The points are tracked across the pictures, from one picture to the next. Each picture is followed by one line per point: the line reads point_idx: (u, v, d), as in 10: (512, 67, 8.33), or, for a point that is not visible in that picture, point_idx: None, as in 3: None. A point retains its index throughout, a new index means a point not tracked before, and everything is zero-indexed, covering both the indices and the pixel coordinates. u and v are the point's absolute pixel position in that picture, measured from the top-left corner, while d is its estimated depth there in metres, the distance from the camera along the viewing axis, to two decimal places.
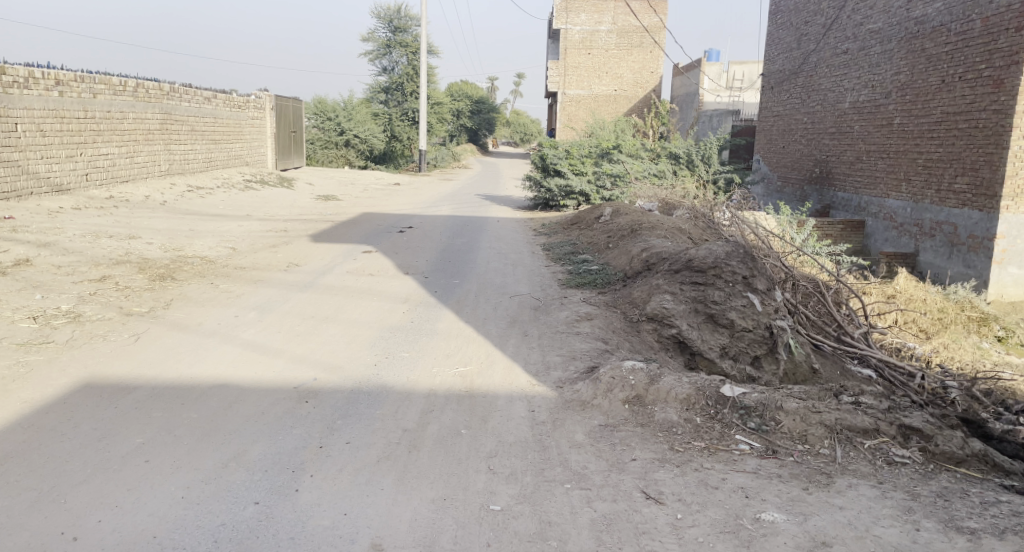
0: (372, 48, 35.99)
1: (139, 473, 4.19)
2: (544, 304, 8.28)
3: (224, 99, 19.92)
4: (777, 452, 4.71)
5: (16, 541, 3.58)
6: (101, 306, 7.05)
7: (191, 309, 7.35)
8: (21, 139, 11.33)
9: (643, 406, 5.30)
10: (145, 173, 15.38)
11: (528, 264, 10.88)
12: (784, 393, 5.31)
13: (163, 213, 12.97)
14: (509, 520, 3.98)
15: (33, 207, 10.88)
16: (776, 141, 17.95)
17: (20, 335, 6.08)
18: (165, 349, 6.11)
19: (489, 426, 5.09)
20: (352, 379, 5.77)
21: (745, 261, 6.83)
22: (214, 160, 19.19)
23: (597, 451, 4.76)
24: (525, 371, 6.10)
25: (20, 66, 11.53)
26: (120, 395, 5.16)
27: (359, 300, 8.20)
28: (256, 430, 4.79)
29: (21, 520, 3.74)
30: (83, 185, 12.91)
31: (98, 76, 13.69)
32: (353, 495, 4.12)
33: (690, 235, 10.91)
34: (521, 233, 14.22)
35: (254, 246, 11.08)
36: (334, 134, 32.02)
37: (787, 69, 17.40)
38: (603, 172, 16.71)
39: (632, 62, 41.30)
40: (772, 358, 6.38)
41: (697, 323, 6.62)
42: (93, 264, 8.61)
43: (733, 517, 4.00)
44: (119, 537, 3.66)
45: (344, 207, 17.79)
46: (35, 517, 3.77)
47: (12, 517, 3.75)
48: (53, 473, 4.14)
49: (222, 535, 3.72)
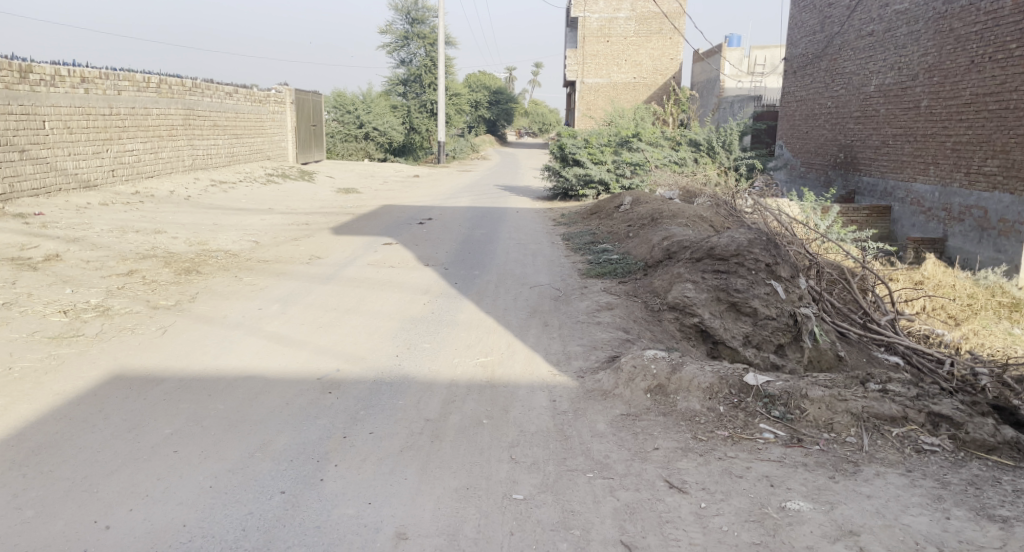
0: (390, 40, 35.92)
1: (169, 463, 4.24)
2: (564, 294, 8.25)
3: (245, 94, 20.03)
4: (803, 440, 4.65)
5: (51, 530, 3.64)
6: (129, 300, 7.14)
7: (216, 301, 7.43)
8: (49, 137, 11.50)
9: (665, 396, 5.27)
10: (169, 169, 15.53)
11: (548, 254, 10.84)
12: (809, 381, 5.23)
13: (187, 208, 13.11)
14: (532, 509, 3.98)
15: (61, 204, 11.04)
16: (799, 126, 17.71)
17: (51, 329, 6.18)
18: (192, 342, 6.17)
19: (510, 415, 5.08)
20: (374, 370, 5.80)
21: (769, 249, 6.78)
22: (236, 154, 19.33)
23: (619, 440, 4.74)
24: (546, 361, 6.10)
25: (47, 65, 11.68)
26: (149, 387, 5.23)
27: (381, 291, 8.24)
28: (282, 422, 4.82)
29: (55, 508, 3.80)
30: (109, 181, 13.08)
31: (123, 73, 13.83)
32: (377, 485, 4.15)
33: (712, 223, 10.81)
34: (539, 224, 14.18)
35: (277, 239, 11.17)
36: (353, 128, 32.13)
37: (810, 53, 17.12)
38: (623, 161, 16.61)
39: (652, 49, 40.95)
40: (797, 346, 6.30)
41: (719, 312, 6.58)
42: (120, 258, 8.73)
43: (757, 506, 3.97)
44: (150, 525, 3.71)
45: (364, 199, 17.90)
46: (69, 506, 3.83)
47: (47, 507, 3.81)
48: (86, 463, 4.20)
49: (250, 524, 3.76)
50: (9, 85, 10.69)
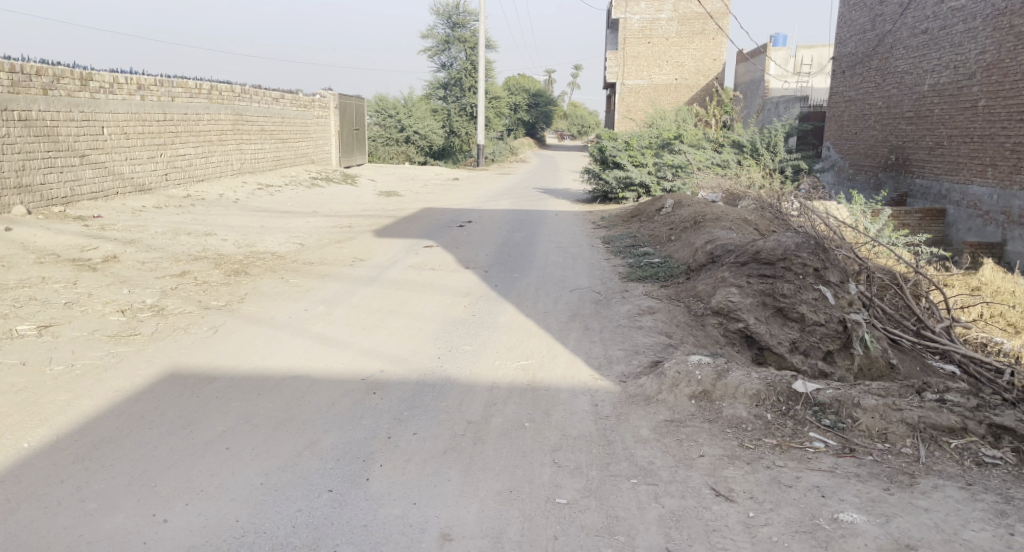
0: (431, 45, 36.20)
1: (222, 460, 4.33)
2: (605, 297, 8.20)
3: (291, 99, 20.41)
4: (855, 450, 4.54)
5: (113, 522, 3.74)
6: (182, 300, 7.32)
7: (264, 302, 7.57)
8: (107, 142, 11.86)
9: (710, 402, 5.20)
10: (219, 173, 15.89)
11: (588, 257, 10.80)
12: (861, 390, 5.11)
13: (236, 211, 13.40)
14: (576, 513, 3.96)
15: (118, 207, 11.38)
16: (848, 127, 17.34)
17: (110, 328, 6.36)
18: (242, 341, 6.29)
19: (552, 419, 5.07)
20: (417, 371, 5.84)
21: (818, 252, 6.58)
22: (282, 158, 19.71)
23: (664, 447, 4.69)
24: (587, 365, 6.07)
25: (106, 72, 12.02)
26: (202, 385, 5.35)
27: (422, 293, 8.30)
28: (329, 421, 4.89)
29: (116, 501, 3.90)
30: (162, 185, 13.45)
31: (176, 80, 14.20)
32: (422, 485, 4.17)
33: (756, 226, 10.65)
34: (579, 227, 14.15)
35: (322, 242, 11.35)
36: (394, 131, 32.50)
37: (859, 52, 16.76)
38: (664, 163, 16.55)
39: (694, 50, 40.57)
40: (846, 353, 6.20)
41: (765, 317, 6.47)
42: (174, 260, 8.95)
43: (808, 517, 3.88)
44: (205, 520, 3.78)
45: (405, 202, 18.09)
46: (129, 499, 3.93)
47: (108, 499, 3.92)
48: (144, 458, 4.31)
49: (300, 521, 3.82)
50: (70, 93, 11.04)
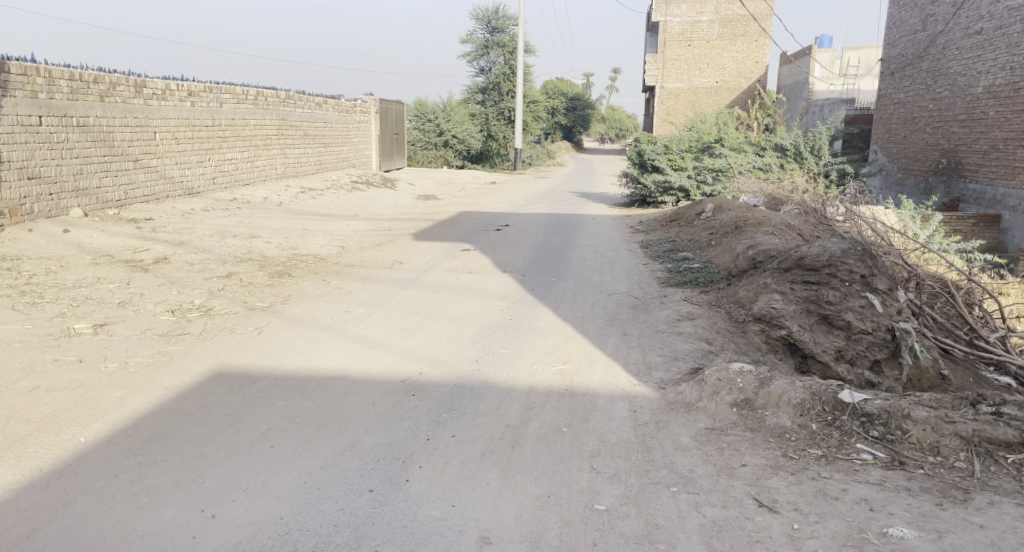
0: (471, 49, 36.40)
1: (266, 458, 4.39)
2: (643, 303, 8.13)
3: (333, 104, 20.71)
4: (905, 463, 4.42)
5: (164, 516, 3.81)
6: (228, 301, 7.46)
7: (307, 303, 7.68)
8: (159, 147, 12.17)
9: (752, 411, 5.12)
10: (264, 177, 16.20)
11: (626, 262, 10.74)
12: (912, 401, 4.97)
13: (279, 214, 13.64)
14: (615, 520, 3.93)
15: (169, 210, 11.67)
16: (896, 130, 16.95)
17: (160, 327, 6.52)
18: (286, 342, 6.39)
19: (590, 424, 5.04)
20: (455, 374, 5.86)
21: (865, 259, 6.46)
22: (324, 162, 20.00)
23: (705, 455, 4.63)
24: (625, 371, 6.02)
25: (158, 79, 12.31)
26: (247, 384, 5.44)
27: (460, 296, 8.33)
28: (369, 421, 4.93)
29: (166, 496, 3.98)
30: (210, 188, 13.76)
31: (224, 86, 14.50)
32: (460, 488, 4.18)
33: (800, 231, 10.47)
34: (617, 231, 14.07)
35: (362, 245, 11.48)
36: (433, 136, 32.74)
37: (909, 54, 16.37)
38: (704, 167, 16.25)
39: (736, 52, 40.09)
40: (895, 363, 6.03)
41: (809, 324, 6.34)
42: (220, 261, 9.14)
43: (855, 530, 3.79)
44: (251, 517, 3.84)
45: (443, 206, 18.19)
46: (178, 494, 4.00)
47: (159, 494, 4.00)
48: (192, 455, 4.39)
49: (341, 520, 3.85)
50: (125, 100, 11.35)
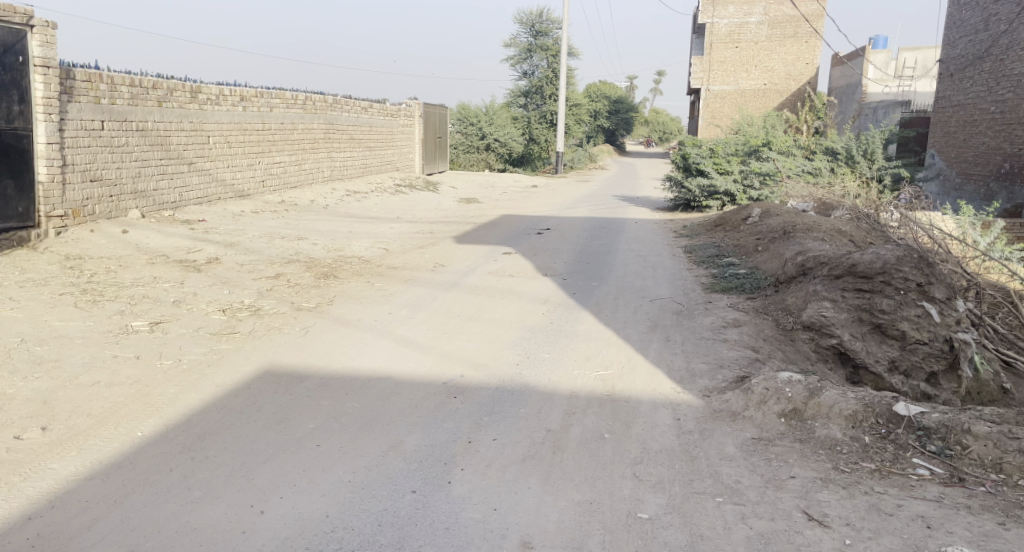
0: (514, 53, 36.48)
1: (313, 457, 4.44)
2: (687, 309, 8.01)
3: (379, 108, 20.95)
4: (965, 480, 4.25)
5: (216, 510, 3.86)
6: (277, 302, 7.57)
7: (351, 305, 7.75)
8: (212, 150, 12.46)
9: (802, 422, 4.98)
10: (311, 180, 16.45)
11: (670, 267, 10.60)
12: (972, 415, 4.78)
13: (325, 216, 13.83)
14: (659, 530, 3.85)
15: (220, 211, 11.93)
16: (955, 133, 16.43)
17: (212, 326, 6.65)
18: (332, 342, 6.47)
19: (633, 431, 4.97)
20: (496, 377, 5.84)
21: (920, 266, 6.24)
22: (369, 165, 20.24)
23: (752, 465, 4.52)
24: (669, 378, 5.92)
25: (213, 85, 12.57)
26: (295, 383, 5.51)
27: (501, 300, 8.32)
28: (412, 422, 4.94)
29: (217, 491, 4.04)
30: (259, 191, 14.03)
31: (274, 91, 14.77)
32: (502, 492, 4.15)
33: (851, 237, 10.19)
34: (661, 235, 13.92)
35: (405, 247, 11.56)
36: (476, 140, 32.89)
37: (970, 54, 15.85)
38: (751, 171, 16.00)
39: (785, 54, 39.43)
40: (953, 376, 5.93)
41: (862, 333, 6.16)
42: (268, 262, 9.30)
43: (911, 548, 3.65)
44: (299, 514, 3.87)
45: (485, 209, 18.23)
46: (229, 489, 4.06)
47: (211, 489, 4.06)
48: (242, 452, 4.46)
49: (385, 520, 3.85)
50: (182, 105, 11.63)
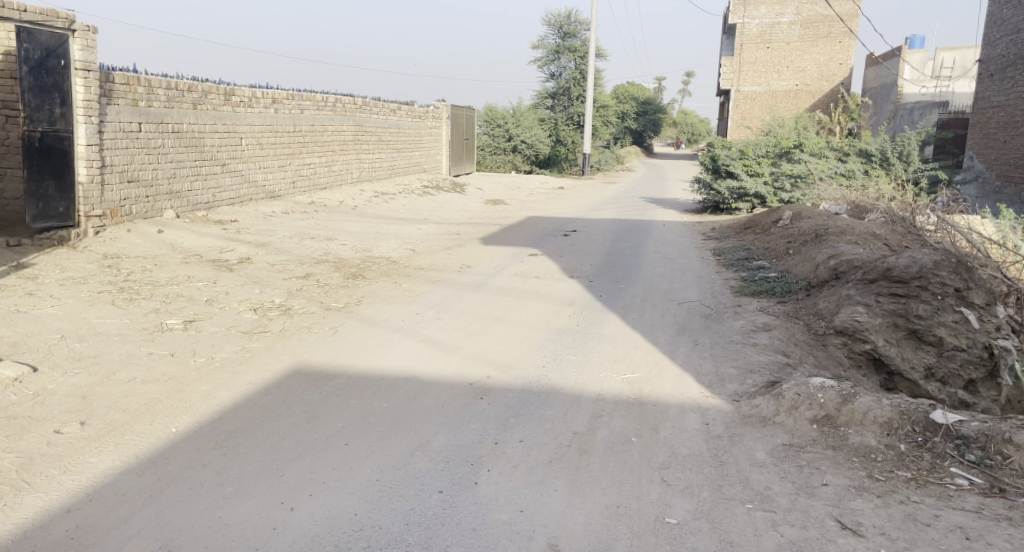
0: (542, 55, 36.45)
1: (341, 455, 4.46)
2: (716, 312, 7.92)
3: (407, 110, 21.06)
4: (1005, 491, 4.14)
5: (247, 506, 3.90)
6: (306, 301, 7.64)
7: (379, 305, 7.79)
8: (245, 152, 12.63)
9: (834, 428, 4.89)
10: (340, 181, 16.59)
11: (698, 269, 10.50)
12: (1013, 424, 4.67)
13: (354, 217, 13.93)
14: (687, 535, 3.80)
15: (251, 212, 12.08)
16: (995, 135, 16.07)
17: (243, 325, 6.72)
18: (360, 342, 6.50)
19: (661, 435, 4.92)
20: (523, 379, 5.82)
21: (958, 271, 6.12)
22: (397, 167, 20.35)
23: (782, 472, 4.45)
24: (697, 382, 5.86)
25: (246, 87, 12.71)
26: (324, 382, 5.55)
27: (528, 301, 8.30)
28: (439, 423, 4.95)
29: (249, 487, 4.08)
30: (289, 191, 14.19)
31: (306, 93, 14.91)
32: (529, 494, 4.13)
33: (886, 240, 10.02)
34: (689, 237, 13.80)
35: (433, 248, 11.60)
36: (503, 141, 32.92)
37: (1011, 54, 15.49)
38: (782, 173, 15.85)
39: (817, 54, 38.92)
40: (993, 383, 5.87)
41: (897, 339, 6.08)
42: (298, 262, 9.39)
43: None
44: (328, 511, 3.89)
45: (512, 211, 18.23)
46: (260, 486, 4.10)
47: (242, 485, 4.10)
48: (272, 449, 4.49)
49: (413, 520, 3.86)
50: (216, 107, 11.78)
